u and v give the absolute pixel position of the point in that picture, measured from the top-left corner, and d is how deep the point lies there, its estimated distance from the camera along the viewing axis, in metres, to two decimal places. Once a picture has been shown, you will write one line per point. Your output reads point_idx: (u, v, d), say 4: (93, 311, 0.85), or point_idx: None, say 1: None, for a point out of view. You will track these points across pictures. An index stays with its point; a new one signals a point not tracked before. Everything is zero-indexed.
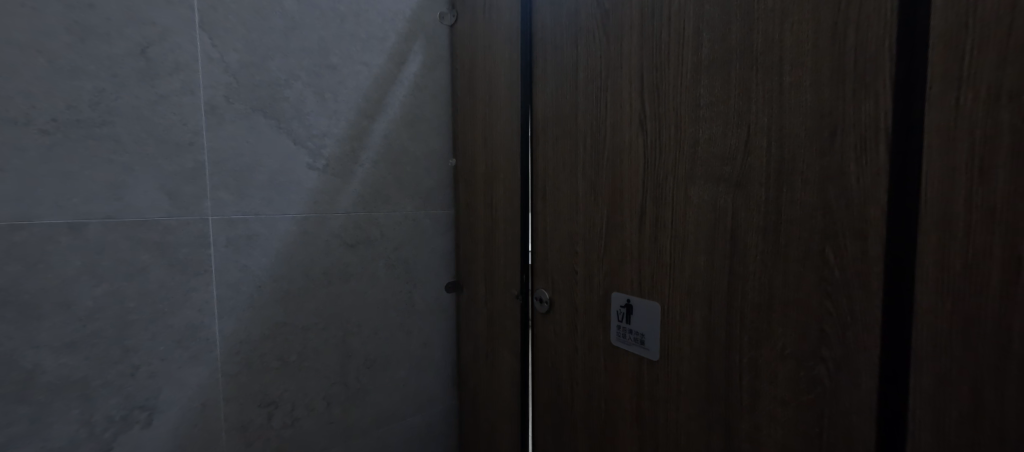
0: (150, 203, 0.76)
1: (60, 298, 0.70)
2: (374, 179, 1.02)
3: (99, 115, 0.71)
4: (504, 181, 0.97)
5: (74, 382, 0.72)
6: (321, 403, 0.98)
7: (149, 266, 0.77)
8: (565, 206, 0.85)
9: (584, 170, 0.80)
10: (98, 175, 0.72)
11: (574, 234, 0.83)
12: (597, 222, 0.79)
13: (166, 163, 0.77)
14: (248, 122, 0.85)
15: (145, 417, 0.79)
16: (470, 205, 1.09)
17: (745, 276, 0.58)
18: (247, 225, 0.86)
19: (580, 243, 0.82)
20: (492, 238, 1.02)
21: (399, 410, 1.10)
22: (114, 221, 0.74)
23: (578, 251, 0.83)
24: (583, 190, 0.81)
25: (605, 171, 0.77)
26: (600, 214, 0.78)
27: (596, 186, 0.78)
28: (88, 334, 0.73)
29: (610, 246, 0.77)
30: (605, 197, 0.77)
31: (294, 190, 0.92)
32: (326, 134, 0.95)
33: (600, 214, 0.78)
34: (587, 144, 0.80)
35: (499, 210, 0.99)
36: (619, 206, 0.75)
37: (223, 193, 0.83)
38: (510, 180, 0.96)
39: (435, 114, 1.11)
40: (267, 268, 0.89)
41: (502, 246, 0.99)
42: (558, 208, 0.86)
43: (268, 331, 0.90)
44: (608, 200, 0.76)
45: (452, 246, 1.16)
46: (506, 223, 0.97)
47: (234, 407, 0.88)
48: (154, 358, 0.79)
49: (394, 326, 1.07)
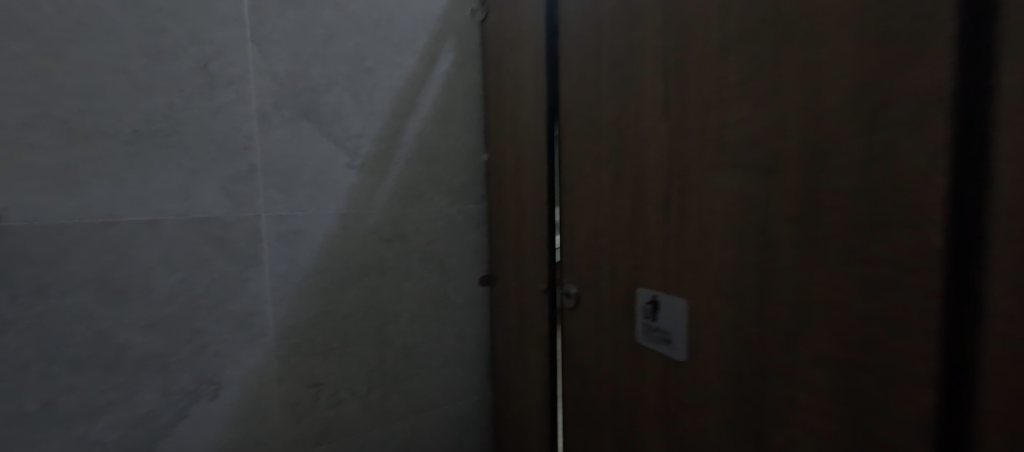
0: (213, 202, 0.86)
1: (143, 284, 0.82)
2: (408, 176, 1.06)
3: (170, 125, 0.82)
4: (531, 175, 0.96)
5: (155, 357, 0.84)
6: (362, 387, 1.04)
7: (211, 258, 0.87)
8: (589, 200, 0.82)
9: (607, 162, 0.77)
10: (171, 178, 0.83)
11: (598, 228, 0.81)
12: (622, 216, 0.75)
13: (225, 166, 0.87)
14: (293, 127, 0.93)
15: (211, 391, 0.89)
16: (502, 200, 1.09)
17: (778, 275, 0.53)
18: (294, 220, 0.94)
19: (604, 237, 0.80)
20: (522, 234, 1.02)
21: (435, 399, 1.14)
22: (184, 218, 0.84)
23: (603, 245, 0.80)
24: (607, 185, 0.78)
25: (630, 164, 0.73)
26: (624, 207, 0.75)
27: (619, 178, 0.75)
28: (165, 316, 0.84)
29: (635, 242, 0.73)
30: (630, 191, 0.73)
31: (334, 188, 0.98)
32: (363, 134, 1.00)
33: (624, 207, 0.75)
34: (610, 137, 0.76)
35: (527, 206, 0.98)
36: (643, 200, 0.71)
37: (273, 192, 0.92)
38: (537, 173, 0.95)
39: (466, 110, 1.13)
40: (312, 261, 0.96)
41: (530, 241, 0.99)
42: (583, 202, 0.84)
43: (313, 318, 0.98)
44: (632, 195, 0.73)
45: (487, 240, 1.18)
46: (534, 219, 0.97)
47: (286, 386, 0.96)
48: (218, 339, 0.89)
49: (429, 316, 1.11)
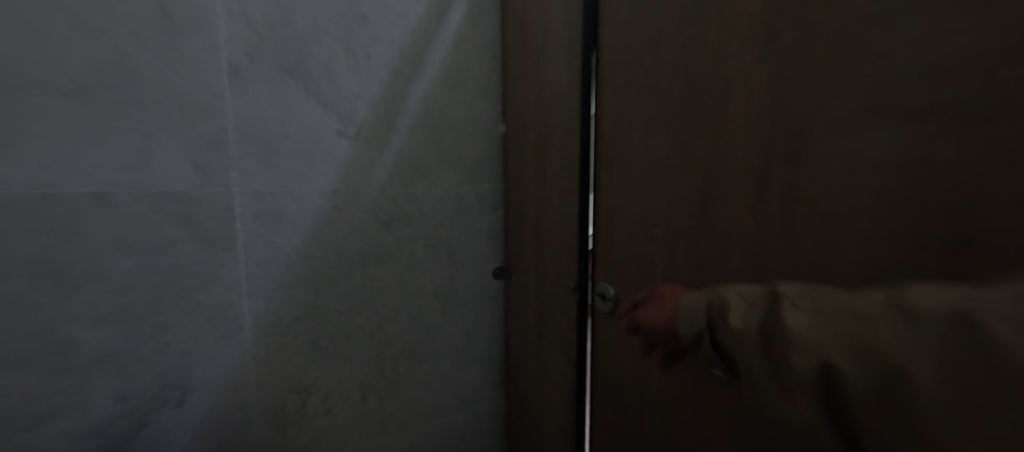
0: (175, 173, 0.71)
1: (92, 271, 0.68)
2: (412, 149, 0.90)
3: (120, 77, 0.66)
4: (559, 148, 0.79)
5: (108, 356, 0.70)
6: (356, 393, 0.91)
7: (174, 240, 0.72)
8: (638, 179, 0.66)
9: (666, 131, 0.61)
10: (125, 142, 0.68)
11: (651, 214, 0.65)
12: (686, 199, 0.59)
13: (190, 130, 0.72)
14: (274, 85, 0.77)
15: (177, 394, 0.76)
16: (521, 179, 0.93)
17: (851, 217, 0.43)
18: (275, 198, 0.79)
19: (657, 226, 0.63)
20: (545, 219, 0.86)
21: (440, 405, 1.00)
22: (141, 192, 0.69)
23: (658, 237, 0.63)
24: (665, 159, 0.62)
25: (701, 133, 0.56)
26: (688, 187, 0.58)
27: (683, 151, 0.59)
28: (119, 308, 0.70)
29: (704, 233, 0.57)
30: (698, 167, 0.57)
31: (323, 160, 0.82)
32: (358, 97, 0.84)
33: (689, 188, 0.58)
34: (672, 98, 0.60)
35: (552, 185, 0.82)
36: (717, 177, 0.55)
37: (249, 163, 0.76)
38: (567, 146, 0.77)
39: (480, 72, 0.96)
40: (297, 246, 0.81)
41: (554, 228, 0.83)
42: (631, 184, 0.67)
43: (300, 314, 0.83)
44: (702, 172, 0.56)
45: (502, 226, 1.02)
46: (559, 201, 0.81)
47: (267, 391, 0.82)
48: (185, 337, 0.75)
49: (435, 312, 0.97)
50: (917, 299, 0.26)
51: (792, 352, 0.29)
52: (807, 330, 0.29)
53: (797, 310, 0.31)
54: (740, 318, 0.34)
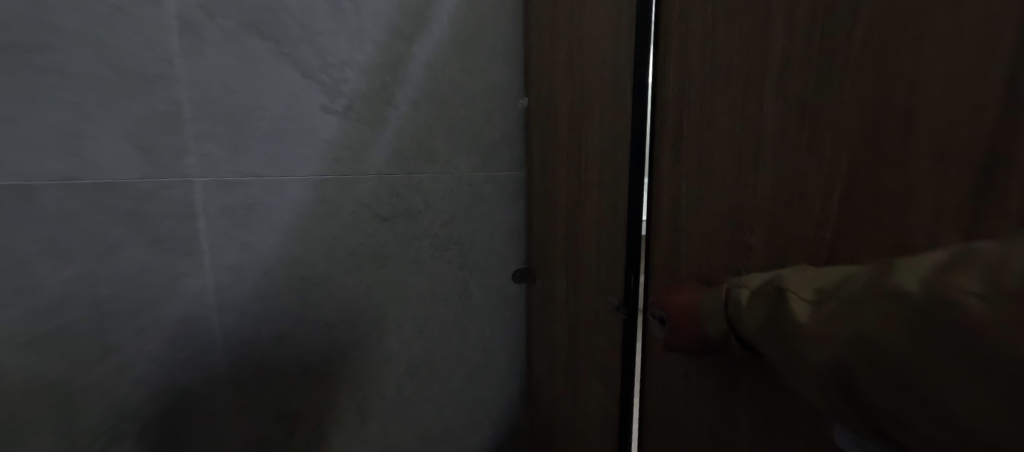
0: (117, 159, 0.56)
1: (18, 281, 0.53)
2: (415, 127, 0.74)
3: (36, 35, 0.51)
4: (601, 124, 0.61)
5: (47, 386, 0.56)
6: (354, 418, 0.77)
7: (123, 244, 0.58)
8: (724, 157, 0.45)
9: (779, 78, 0.39)
10: (48, 120, 0.53)
11: (742, 209, 0.43)
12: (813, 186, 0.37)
13: (132, 104, 0.56)
14: (239, 47, 0.61)
15: (134, 431, 0.62)
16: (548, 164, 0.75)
17: (919, 182, 0.31)
18: (246, 189, 0.63)
19: (755, 225, 0.42)
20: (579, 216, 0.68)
21: (452, 428, 0.87)
22: (74, 183, 0.55)
23: (755, 248, 0.42)
24: (774, 121, 0.40)
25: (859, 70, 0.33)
26: (823, 165, 0.36)
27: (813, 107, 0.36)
28: (57, 327, 0.56)
29: (846, 237, 0.35)
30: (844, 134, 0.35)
31: (305, 142, 0.66)
32: (347, 62, 0.67)
33: (818, 164, 0.37)
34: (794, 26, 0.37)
35: (590, 173, 0.64)
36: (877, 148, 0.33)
37: (212, 146, 0.61)
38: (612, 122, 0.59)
39: (497, 32, 0.78)
40: (275, 248, 0.66)
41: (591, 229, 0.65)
42: (713, 165, 0.46)
43: (282, 329, 0.69)
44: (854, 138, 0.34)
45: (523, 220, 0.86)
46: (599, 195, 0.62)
47: (246, 422, 0.69)
48: (143, 360, 0.61)
49: (444, 323, 0.82)
50: (896, 265, 0.26)
51: (801, 346, 0.28)
52: (810, 316, 0.29)
53: (800, 298, 0.30)
54: (747, 308, 0.34)
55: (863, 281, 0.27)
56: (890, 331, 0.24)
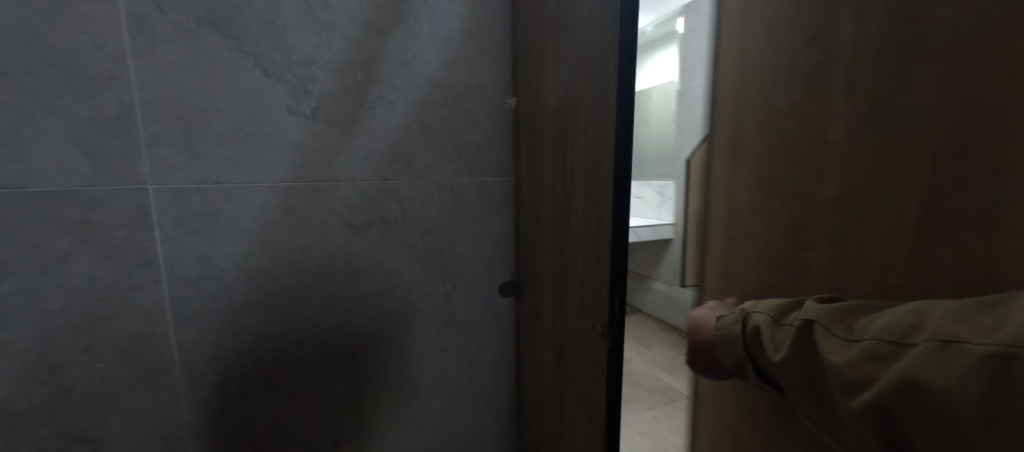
0: (61, 165, 0.52)
1: None
2: (390, 130, 0.68)
3: None
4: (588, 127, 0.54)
5: None
6: (326, 440, 0.73)
7: (70, 255, 0.54)
8: (784, 151, 0.41)
9: (850, 66, 0.35)
10: None
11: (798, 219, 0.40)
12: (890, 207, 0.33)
13: (78, 107, 0.52)
14: (195, 44, 0.56)
15: None
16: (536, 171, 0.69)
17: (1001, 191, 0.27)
18: (203, 196, 0.59)
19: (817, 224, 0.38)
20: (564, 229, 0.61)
21: (434, 450, 0.82)
22: (14, 192, 0.51)
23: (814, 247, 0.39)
24: (844, 125, 0.36)
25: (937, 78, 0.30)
26: (896, 169, 0.32)
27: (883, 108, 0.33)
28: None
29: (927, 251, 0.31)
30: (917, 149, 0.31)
31: (269, 146, 0.61)
32: (314, 60, 0.62)
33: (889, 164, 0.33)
34: (871, 18, 0.33)
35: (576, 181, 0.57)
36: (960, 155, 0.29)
37: (166, 151, 0.56)
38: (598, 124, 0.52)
39: (482, 26, 0.72)
40: (237, 260, 0.62)
41: (576, 243, 0.58)
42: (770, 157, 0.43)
43: (246, 345, 0.65)
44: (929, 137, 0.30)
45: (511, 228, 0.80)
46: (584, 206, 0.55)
47: (207, 444, 0.65)
48: (93, 378, 0.57)
49: (424, 338, 0.78)
50: (935, 317, 0.27)
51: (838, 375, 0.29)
52: (847, 361, 0.29)
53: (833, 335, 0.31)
54: (772, 343, 0.34)
55: (902, 331, 0.27)
56: (942, 383, 0.24)
